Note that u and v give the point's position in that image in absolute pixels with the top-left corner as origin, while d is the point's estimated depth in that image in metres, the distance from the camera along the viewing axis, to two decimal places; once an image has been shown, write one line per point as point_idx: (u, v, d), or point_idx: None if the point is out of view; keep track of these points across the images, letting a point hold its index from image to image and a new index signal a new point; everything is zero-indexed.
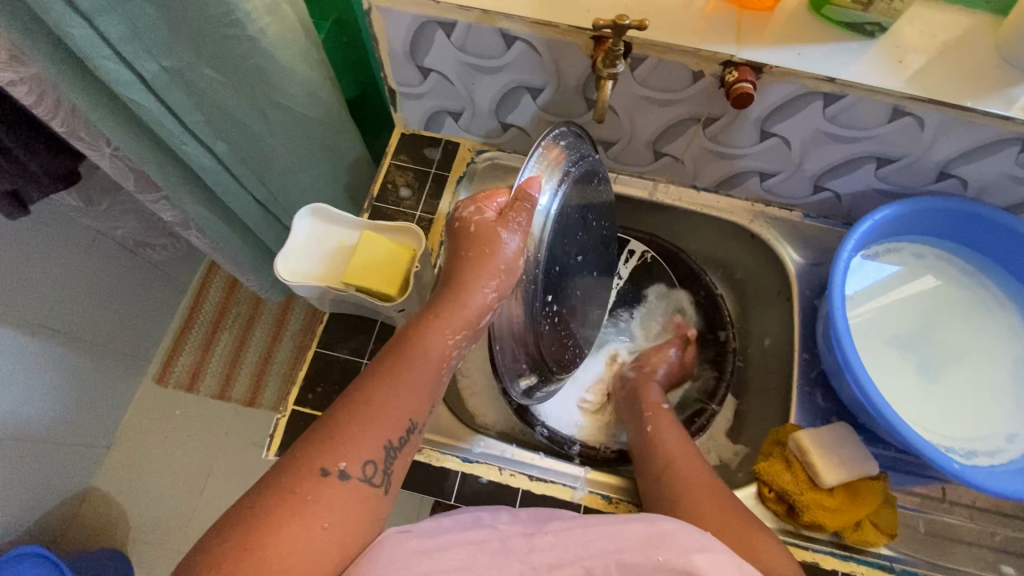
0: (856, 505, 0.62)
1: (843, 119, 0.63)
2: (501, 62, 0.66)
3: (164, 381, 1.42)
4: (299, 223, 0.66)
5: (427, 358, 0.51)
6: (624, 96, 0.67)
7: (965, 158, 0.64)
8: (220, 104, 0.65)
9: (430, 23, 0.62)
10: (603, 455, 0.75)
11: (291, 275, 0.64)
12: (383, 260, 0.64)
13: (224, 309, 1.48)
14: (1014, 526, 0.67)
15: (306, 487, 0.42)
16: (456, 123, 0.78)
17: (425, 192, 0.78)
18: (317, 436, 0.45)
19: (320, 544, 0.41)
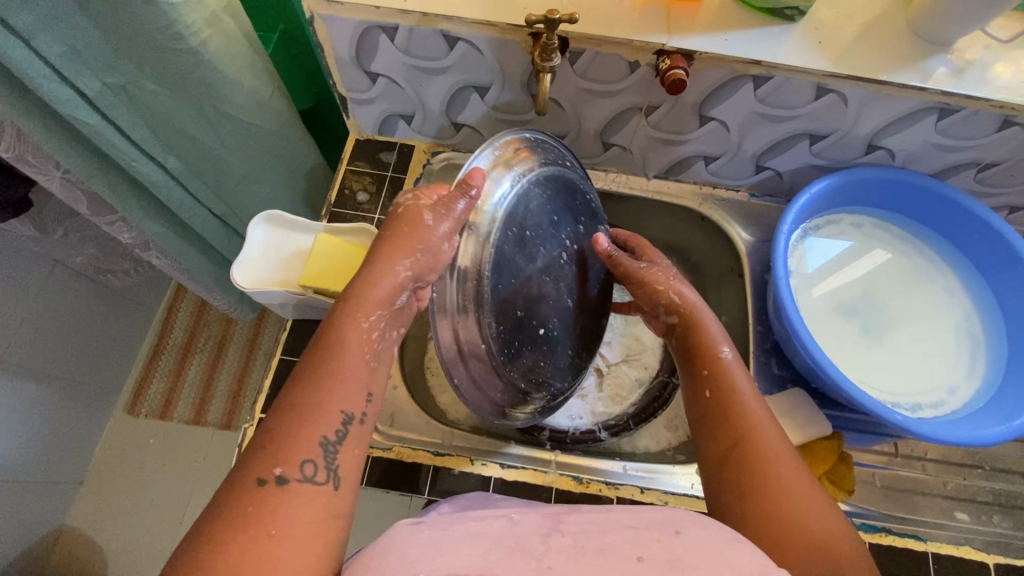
0: (814, 464, 0.66)
1: (773, 100, 0.66)
2: (446, 64, 0.68)
3: (136, 411, 1.45)
4: (256, 227, 0.67)
5: (347, 349, 0.47)
6: (567, 89, 0.69)
7: (889, 130, 0.68)
8: (167, 118, 0.66)
9: (373, 28, 0.64)
10: (574, 437, 0.73)
11: (249, 283, 0.65)
12: (339, 259, 0.65)
13: (194, 332, 1.52)
14: (967, 475, 0.70)
15: (245, 500, 0.39)
16: (409, 126, 0.79)
17: (383, 195, 0.80)
18: (246, 455, 0.42)
19: (275, 559, 0.38)
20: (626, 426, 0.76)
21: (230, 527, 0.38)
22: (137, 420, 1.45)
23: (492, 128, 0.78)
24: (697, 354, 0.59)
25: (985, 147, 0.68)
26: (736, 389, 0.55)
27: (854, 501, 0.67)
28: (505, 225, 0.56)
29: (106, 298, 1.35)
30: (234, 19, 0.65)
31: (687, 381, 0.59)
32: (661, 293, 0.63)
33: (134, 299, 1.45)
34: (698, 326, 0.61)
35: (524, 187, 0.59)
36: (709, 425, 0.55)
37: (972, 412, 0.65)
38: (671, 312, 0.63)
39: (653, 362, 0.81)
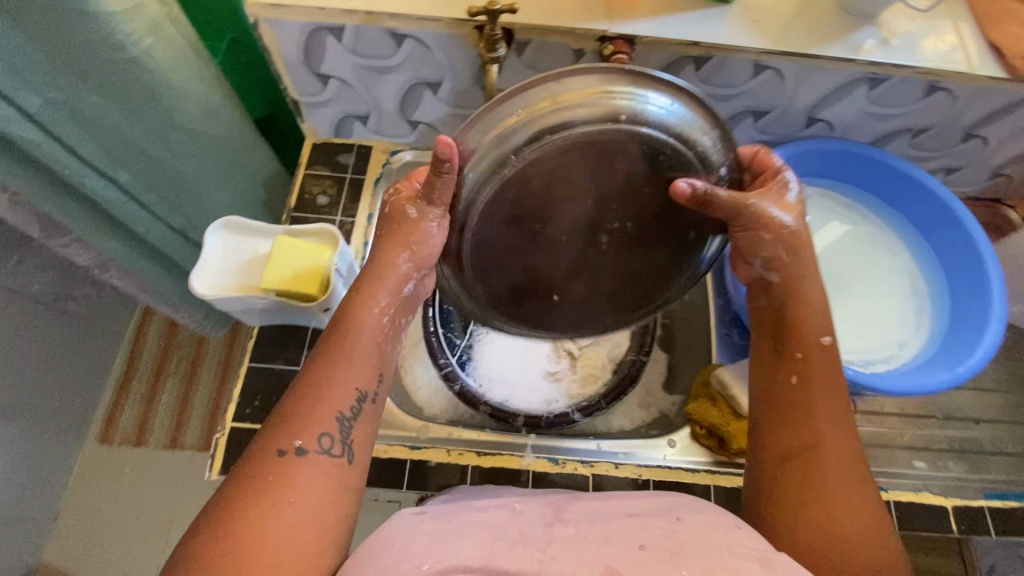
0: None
1: (715, 79, 0.69)
2: (395, 62, 0.68)
3: (109, 439, 1.42)
4: (213, 233, 0.67)
5: (362, 334, 0.53)
6: (517, 80, 0.70)
7: (826, 102, 0.72)
8: (116, 131, 0.65)
9: (320, 30, 0.64)
10: (550, 421, 0.73)
11: (208, 288, 0.65)
12: (300, 261, 0.65)
13: (166, 354, 1.49)
14: (922, 425, 0.74)
15: (268, 469, 0.45)
16: (366, 126, 0.80)
17: (343, 197, 0.80)
18: (268, 428, 0.48)
19: (294, 521, 0.43)
20: (599, 407, 0.75)
21: (255, 491, 0.44)
22: (111, 448, 1.41)
23: (448, 123, 0.79)
24: (792, 329, 0.57)
25: (913, 112, 0.72)
26: (830, 384, 0.55)
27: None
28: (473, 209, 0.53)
29: (69, 325, 1.31)
30: (178, 26, 0.65)
31: (772, 355, 0.58)
32: (767, 243, 0.58)
33: (99, 325, 1.41)
34: (799, 306, 0.58)
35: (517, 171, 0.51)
36: (788, 412, 0.55)
37: (920, 363, 0.69)
38: (772, 270, 0.59)
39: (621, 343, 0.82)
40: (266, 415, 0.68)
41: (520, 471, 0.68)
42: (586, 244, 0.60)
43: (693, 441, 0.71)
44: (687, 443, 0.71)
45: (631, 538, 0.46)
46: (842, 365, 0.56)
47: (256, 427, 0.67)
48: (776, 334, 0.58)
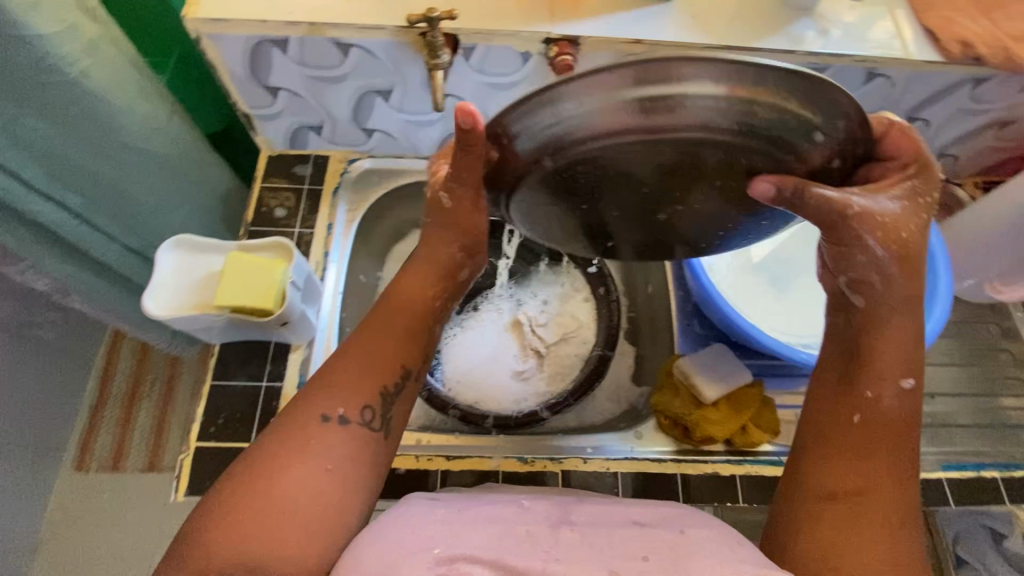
0: (738, 412, 0.71)
1: None
2: (343, 71, 0.68)
3: (85, 466, 1.38)
4: (165, 250, 0.70)
5: (410, 312, 0.58)
6: (467, 85, 0.71)
7: None
8: (60, 155, 0.64)
9: (263, 43, 0.64)
10: (518, 421, 0.76)
11: (161, 308, 0.68)
12: (249, 274, 0.67)
13: (139, 378, 1.45)
14: None
15: (312, 430, 0.51)
16: (321, 136, 0.80)
17: (302, 209, 0.80)
18: (316, 393, 0.53)
19: (326, 482, 0.49)
20: (567, 403, 0.78)
21: (299, 444, 0.50)
22: (87, 476, 1.38)
23: (403, 130, 0.79)
24: (865, 366, 0.53)
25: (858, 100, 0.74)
26: (894, 432, 0.51)
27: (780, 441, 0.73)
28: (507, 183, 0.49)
29: (35, 352, 1.29)
30: (115, 46, 0.64)
31: (837, 387, 0.54)
32: (860, 266, 0.52)
33: (66, 351, 1.37)
34: (880, 342, 0.53)
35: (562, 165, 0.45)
36: (841, 450, 0.52)
37: None
38: (858, 292, 0.53)
39: (587, 338, 0.84)
40: (231, 433, 0.68)
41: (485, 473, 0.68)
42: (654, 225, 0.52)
43: (659, 432, 0.74)
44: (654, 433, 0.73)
45: (634, 549, 0.47)
46: (916, 415, 0.52)
47: (222, 446, 0.67)
48: (846, 365, 0.54)
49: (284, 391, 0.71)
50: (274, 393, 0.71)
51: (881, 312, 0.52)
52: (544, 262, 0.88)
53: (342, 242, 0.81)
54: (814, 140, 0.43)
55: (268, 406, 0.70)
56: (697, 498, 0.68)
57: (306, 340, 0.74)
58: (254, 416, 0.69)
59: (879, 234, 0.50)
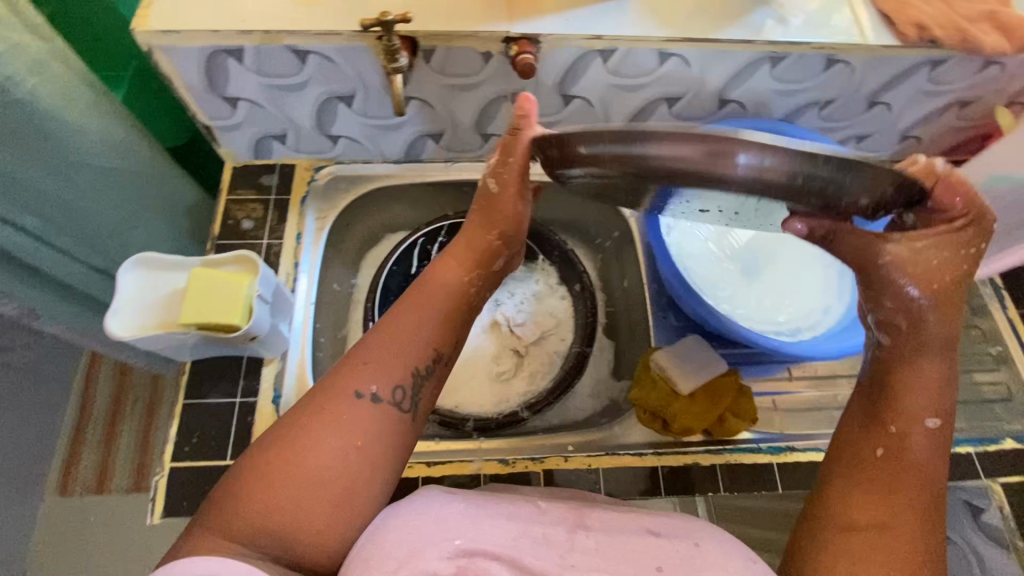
0: (715, 403, 0.74)
1: (624, 70, 0.72)
2: (302, 79, 0.73)
3: (70, 490, 1.35)
4: (127, 271, 0.74)
5: (445, 294, 0.64)
6: (430, 86, 0.74)
7: (734, 83, 0.75)
8: (16, 176, 0.63)
9: (219, 53, 0.69)
10: (501, 422, 0.79)
11: (126, 330, 0.72)
12: (211, 288, 0.71)
13: (120, 397, 1.43)
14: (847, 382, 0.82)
15: (344, 406, 0.55)
16: (285, 144, 0.85)
17: (268, 219, 0.85)
18: (351, 368, 0.58)
19: (352, 458, 0.53)
20: (547, 401, 0.81)
21: (336, 415, 0.55)
22: (72, 500, 1.34)
23: (368, 135, 0.85)
24: (889, 405, 0.58)
25: (821, 85, 0.76)
26: (918, 470, 0.55)
27: (757, 429, 0.77)
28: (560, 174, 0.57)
29: None
30: (65, 62, 0.64)
31: (862, 423, 0.59)
32: (887, 314, 0.60)
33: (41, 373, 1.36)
34: (905, 385, 0.58)
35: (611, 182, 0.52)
36: (865, 480, 0.56)
37: (841, 327, 0.73)
38: (883, 330, 0.61)
39: (552, 336, 0.88)
40: (205, 450, 0.73)
41: (473, 476, 0.70)
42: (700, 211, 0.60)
43: (641, 425, 0.78)
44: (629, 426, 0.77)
45: (649, 560, 0.50)
46: (939, 455, 0.56)
47: (195, 462, 0.72)
48: (871, 404, 0.59)
49: (260, 406, 0.76)
50: (249, 408, 0.75)
51: (907, 349, 0.59)
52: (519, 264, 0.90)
53: (312, 252, 0.87)
54: (857, 202, 0.48)
55: (244, 422, 0.75)
56: (680, 489, 0.71)
57: (279, 354, 0.79)
58: (229, 432, 0.74)
59: (914, 278, 0.58)
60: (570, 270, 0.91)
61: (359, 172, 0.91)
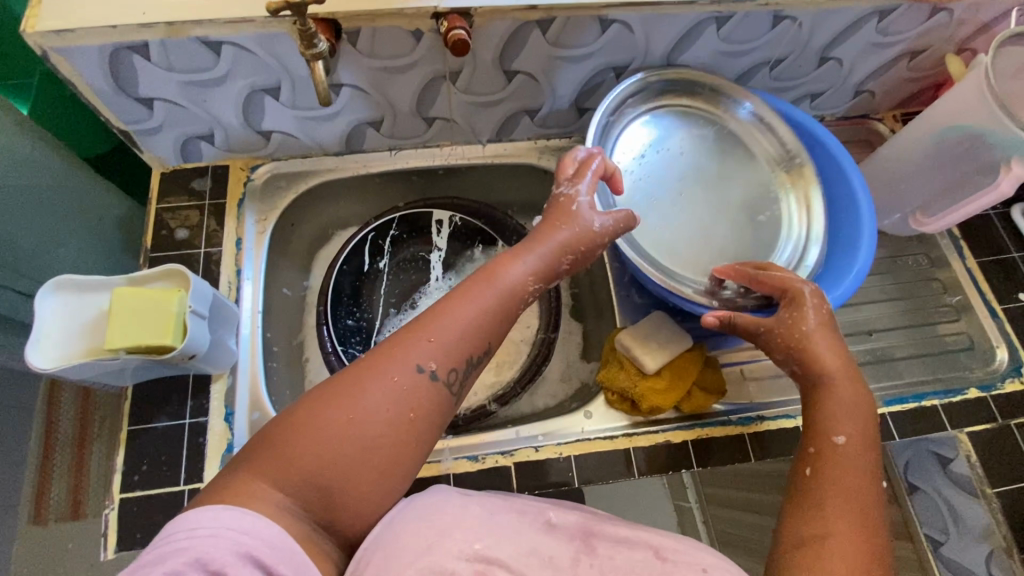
0: (681, 378, 0.64)
1: (735, 36, 0.67)
2: (334, 109, 0.69)
3: (43, 521, 1.12)
4: (42, 297, 0.54)
5: (530, 253, 0.51)
6: (532, 56, 0.66)
7: (841, 39, 0.70)
8: None
9: (258, 91, 0.64)
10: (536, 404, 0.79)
11: (50, 363, 0.53)
12: (127, 322, 0.52)
13: (87, 420, 1.14)
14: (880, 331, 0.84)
15: (393, 369, 0.43)
16: (279, 100, 0.66)
17: (211, 227, 0.71)
18: (459, 315, 0.46)
19: (397, 404, 0.42)
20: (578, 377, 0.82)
21: (388, 362, 0.43)
22: (46, 531, 1.12)
23: (435, 123, 0.74)
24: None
25: (914, 37, 0.72)
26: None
27: (727, 399, 0.67)
28: (668, 89, 0.71)
29: None
30: None
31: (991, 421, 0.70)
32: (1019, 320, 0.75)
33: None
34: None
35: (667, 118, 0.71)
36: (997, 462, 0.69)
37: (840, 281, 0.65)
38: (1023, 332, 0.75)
39: (525, 330, 0.78)
40: None
41: (572, 463, 0.63)
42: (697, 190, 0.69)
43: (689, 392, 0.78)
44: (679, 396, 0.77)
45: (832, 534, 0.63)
46: None
47: None
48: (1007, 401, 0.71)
49: (211, 426, 0.62)
50: None
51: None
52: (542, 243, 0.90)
53: (255, 258, 0.72)
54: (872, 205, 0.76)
55: (196, 444, 0.61)
56: None
57: (228, 368, 0.65)
58: (180, 452, 0.60)
59: None
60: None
61: (412, 153, 0.78)
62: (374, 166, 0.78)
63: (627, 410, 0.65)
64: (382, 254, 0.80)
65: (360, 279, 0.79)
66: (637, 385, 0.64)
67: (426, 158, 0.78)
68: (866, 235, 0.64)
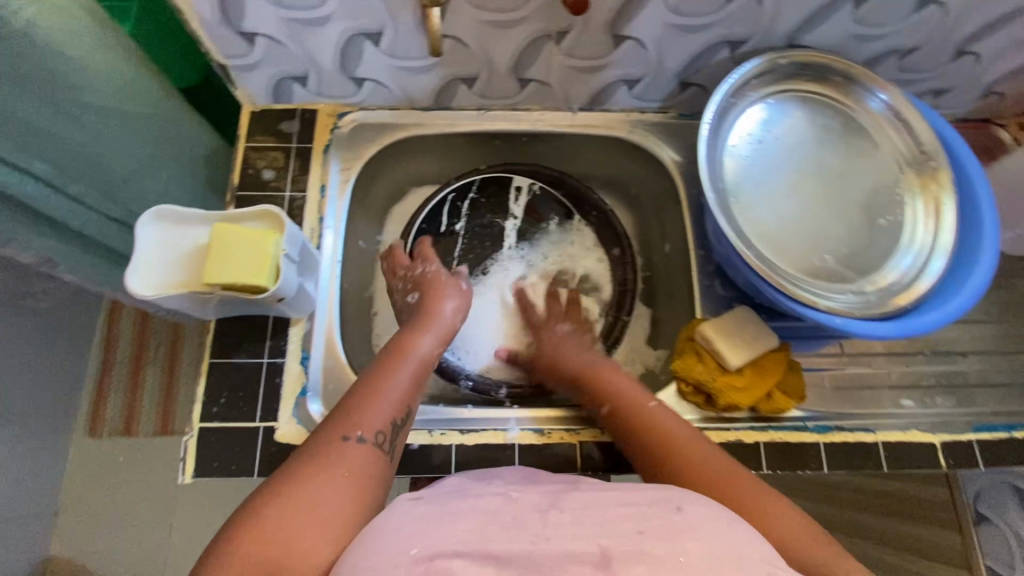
0: (762, 378, 0.62)
1: (870, 18, 0.61)
2: (430, 61, 0.67)
3: (98, 432, 1.18)
4: (141, 229, 0.55)
5: (420, 336, 0.60)
6: (647, 23, 0.62)
7: (987, 32, 0.63)
8: (26, 123, 0.54)
9: (357, 36, 0.62)
10: (533, 391, 0.71)
11: (149, 289, 0.54)
12: (221, 258, 0.52)
13: (143, 345, 1.20)
14: (912, 362, 0.69)
15: (329, 447, 0.44)
16: (378, 47, 0.64)
17: (293, 169, 0.70)
18: (364, 388, 0.51)
19: (332, 472, 0.42)
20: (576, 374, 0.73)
21: (315, 444, 0.45)
22: (101, 442, 1.17)
23: (528, 84, 0.71)
24: None
25: None
26: None
27: (805, 405, 0.65)
28: (796, 71, 0.66)
29: (36, 326, 1.06)
30: None
31: None
32: None
33: (63, 324, 1.13)
34: None
35: (788, 105, 0.67)
36: None
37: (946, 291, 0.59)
38: None
39: (591, 308, 0.77)
40: None
41: None
42: (812, 184, 0.66)
43: (680, 399, 0.65)
44: (674, 401, 0.65)
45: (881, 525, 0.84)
46: None
47: None
48: None
49: (287, 367, 0.63)
50: None
51: None
52: (553, 221, 0.81)
53: (337, 205, 0.71)
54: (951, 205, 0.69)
55: (272, 384, 0.62)
56: (786, 463, 0.61)
57: (306, 313, 0.65)
58: (257, 390, 0.62)
59: None
60: (608, 234, 0.80)
61: (501, 114, 0.76)
62: (459, 125, 0.76)
63: (701, 404, 0.64)
64: (459, 216, 0.79)
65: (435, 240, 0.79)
66: (713, 379, 0.62)
67: (513, 121, 0.76)
68: (984, 255, 0.58)
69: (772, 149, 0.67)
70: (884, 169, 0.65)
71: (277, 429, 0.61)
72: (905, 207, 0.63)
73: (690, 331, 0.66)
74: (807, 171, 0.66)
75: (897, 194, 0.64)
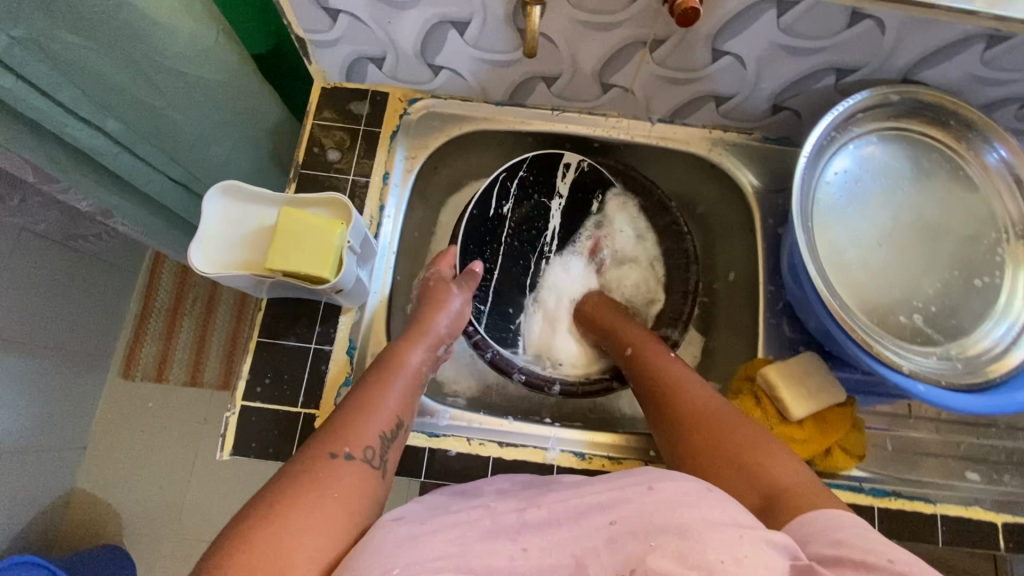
0: (823, 434, 0.59)
1: (1001, 62, 0.55)
2: (513, 56, 0.63)
3: (131, 375, 1.20)
4: (210, 199, 0.53)
5: (412, 345, 0.59)
6: (753, 41, 0.57)
7: None
8: (105, 81, 0.54)
9: (442, 23, 0.59)
10: (587, 389, 0.70)
11: (210, 265, 0.53)
12: (280, 237, 0.51)
13: (181, 297, 1.22)
14: (984, 434, 0.65)
15: (318, 465, 0.44)
16: (462, 36, 0.61)
17: (357, 151, 0.69)
18: (354, 402, 0.51)
19: (322, 490, 0.42)
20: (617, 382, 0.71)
21: (306, 460, 0.45)
22: (134, 386, 1.20)
23: (610, 89, 0.67)
24: None
25: None
26: None
27: (862, 465, 0.62)
28: (909, 109, 0.61)
29: (86, 268, 1.08)
30: None
31: None
32: None
33: (110, 268, 1.14)
34: None
35: (894, 146, 0.62)
36: None
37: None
38: None
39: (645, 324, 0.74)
40: None
41: None
42: (906, 232, 0.61)
43: None
44: None
45: None
46: None
47: None
48: None
49: (334, 355, 0.62)
50: None
51: None
52: (597, 203, 0.76)
53: (398, 195, 0.70)
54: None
55: (317, 371, 0.61)
56: None
57: (357, 303, 0.65)
58: (302, 374, 0.61)
59: None
60: (674, 245, 0.75)
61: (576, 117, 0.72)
62: (531, 125, 0.73)
63: None
64: (508, 198, 0.75)
65: (485, 225, 0.74)
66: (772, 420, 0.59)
67: (588, 126, 0.73)
68: None
69: (869, 189, 0.62)
70: (989, 229, 0.60)
71: (318, 417, 0.60)
72: (1004, 273, 0.59)
73: (753, 369, 0.63)
74: (904, 219, 0.61)
75: (997, 259, 0.59)
